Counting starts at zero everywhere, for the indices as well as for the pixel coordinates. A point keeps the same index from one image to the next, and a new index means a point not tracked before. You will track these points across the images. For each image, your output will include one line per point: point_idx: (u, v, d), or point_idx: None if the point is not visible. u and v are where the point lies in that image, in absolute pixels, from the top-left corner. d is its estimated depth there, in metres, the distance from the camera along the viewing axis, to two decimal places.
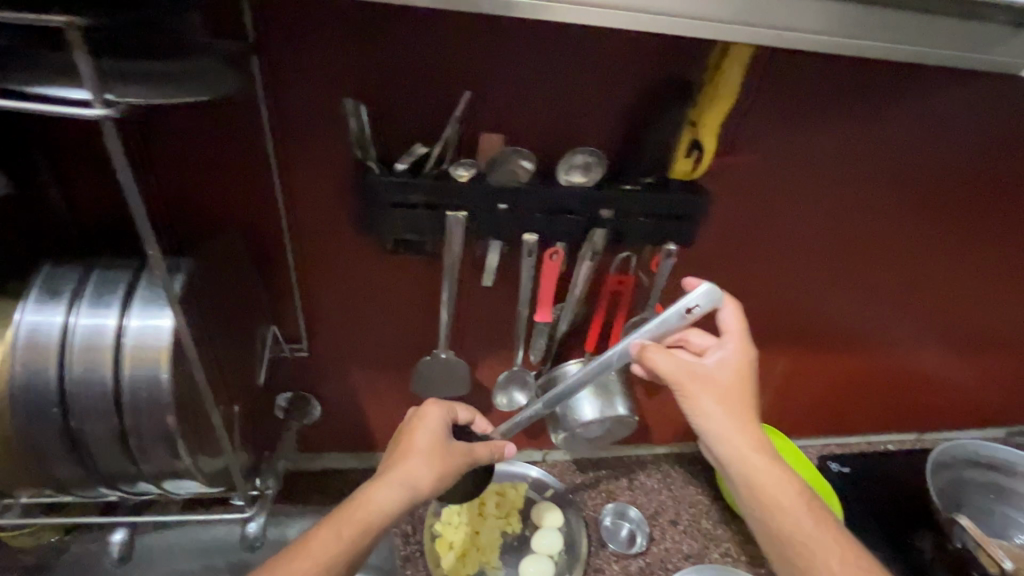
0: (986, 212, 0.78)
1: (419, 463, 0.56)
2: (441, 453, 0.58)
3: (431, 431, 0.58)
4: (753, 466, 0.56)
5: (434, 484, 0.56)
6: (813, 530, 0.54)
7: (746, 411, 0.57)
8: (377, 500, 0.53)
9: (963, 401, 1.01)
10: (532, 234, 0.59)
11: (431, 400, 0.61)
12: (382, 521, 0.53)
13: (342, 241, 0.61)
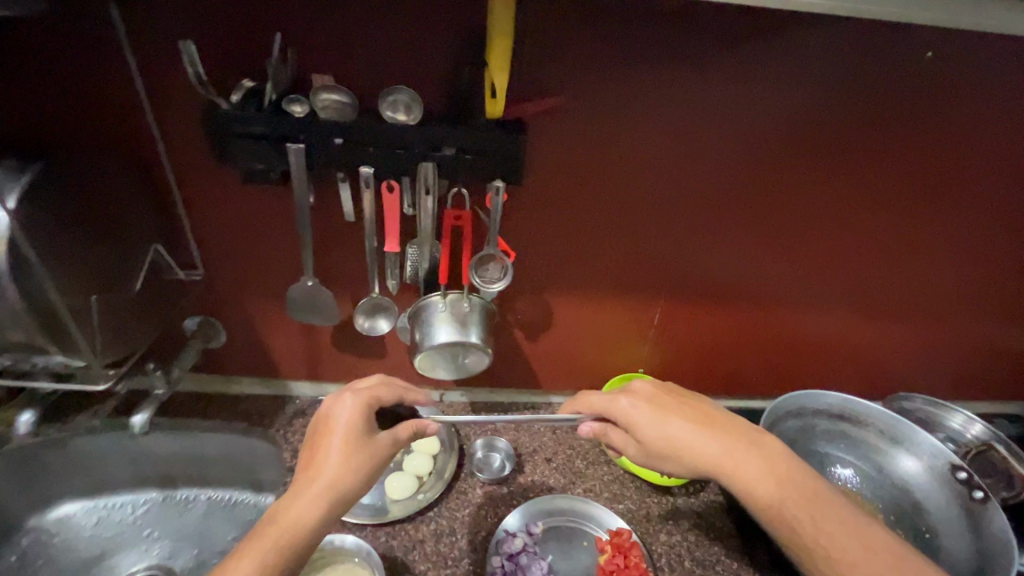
0: (847, 167, 0.80)
1: (341, 466, 0.60)
2: (361, 449, 0.61)
3: (346, 424, 0.62)
4: (728, 461, 0.65)
5: (363, 479, 0.61)
6: (790, 496, 0.62)
7: (678, 428, 0.67)
8: (304, 514, 0.57)
9: (856, 364, 1.03)
10: (367, 168, 0.67)
11: (346, 393, 0.65)
12: (325, 522, 0.58)
13: (213, 173, 0.70)
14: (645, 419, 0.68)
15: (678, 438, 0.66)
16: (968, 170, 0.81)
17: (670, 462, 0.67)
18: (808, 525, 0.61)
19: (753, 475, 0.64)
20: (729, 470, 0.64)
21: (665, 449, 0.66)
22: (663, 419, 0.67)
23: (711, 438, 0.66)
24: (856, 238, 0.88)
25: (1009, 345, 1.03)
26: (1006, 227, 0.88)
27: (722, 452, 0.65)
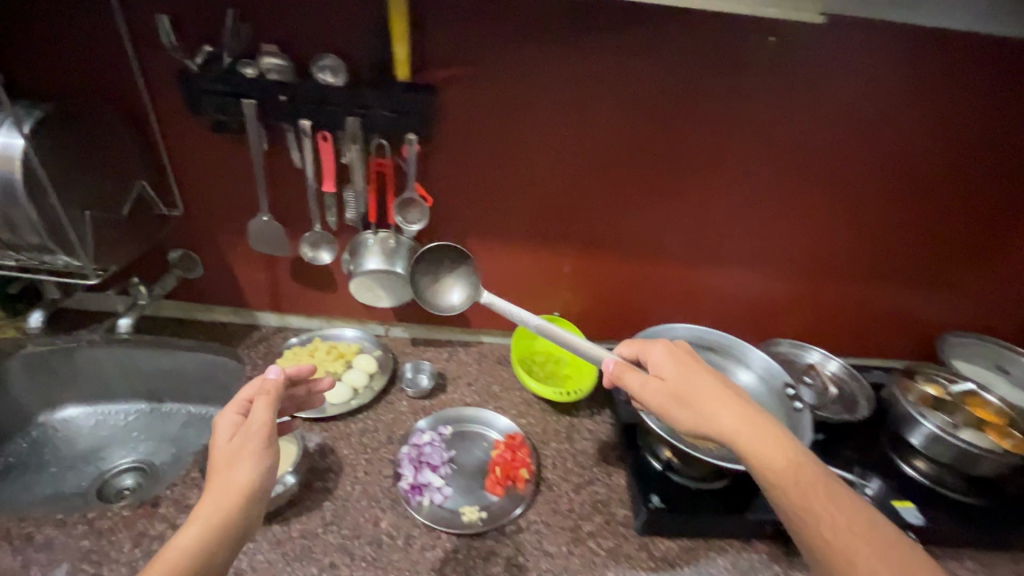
0: (717, 135, 0.94)
1: (222, 473, 0.60)
2: (238, 453, 0.62)
3: (223, 438, 0.63)
4: (744, 423, 0.64)
5: (245, 475, 0.60)
6: (797, 472, 0.61)
7: (702, 383, 0.67)
8: (183, 541, 0.55)
9: (745, 316, 1.19)
10: (305, 121, 0.84)
11: (221, 411, 0.66)
12: (215, 534, 0.56)
13: (188, 125, 0.89)
14: (672, 366, 0.69)
15: (706, 392, 0.66)
16: (824, 140, 0.95)
17: (687, 406, 0.66)
18: (813, 502, 0.60)
19: (766, 445, 0.62)
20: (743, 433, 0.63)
21: (689, 397, 0.66)
22: (696, 373, 0.68)
23: (730, 399, 0.66)
24: (735, 201, 1.02)
25: (888, 306, 1.16)
26: (867, 194, 1.01)
27: (739, 414, 0.65)
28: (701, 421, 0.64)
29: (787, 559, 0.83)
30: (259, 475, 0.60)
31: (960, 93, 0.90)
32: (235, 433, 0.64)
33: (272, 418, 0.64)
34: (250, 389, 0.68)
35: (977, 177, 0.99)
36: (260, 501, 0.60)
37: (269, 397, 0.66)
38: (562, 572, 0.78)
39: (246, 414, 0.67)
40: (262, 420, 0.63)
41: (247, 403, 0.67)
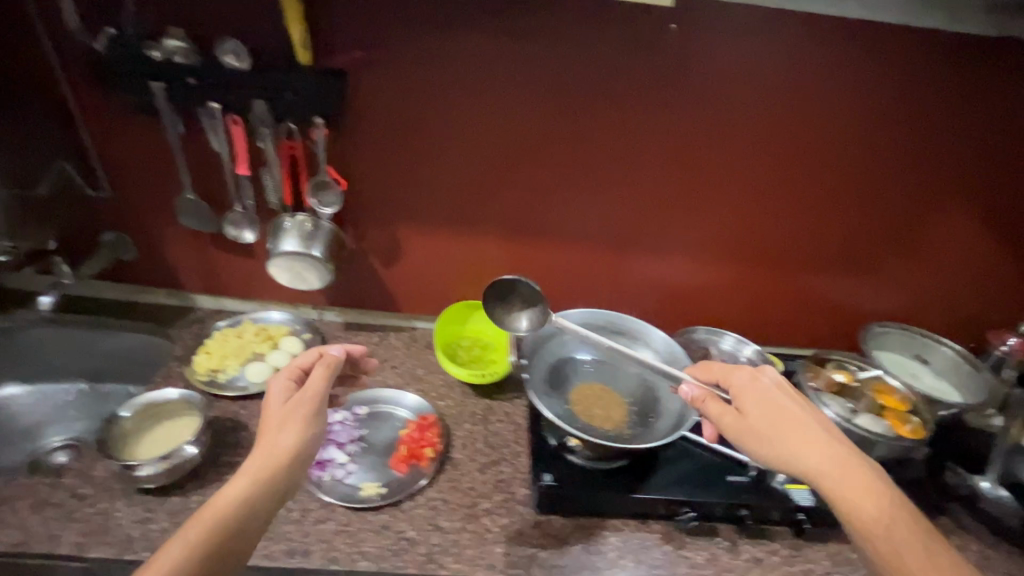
0: (628, 123, 0.97)
1: (271, 436, 0.68)
2: (288, 418, 0.70)
3: (275, 400, 0.72)
4: (821, 456, 0.67)
5: (291, 442, 0.67)
6: (860, 492, 0.64)
7: (786, 414, 0.71)
8: (235, 491, 0.63)
9: (672, 305, 1.20)
10: (214, 103, 0.86)
11: (273, 374, 0.75)
12: (258, 488, 0.64)
13: (106, 106, 0.91)
14: (758, 398, 0.72)
15: (789, 424, 0.69)
16: (731, 128, 0.98)
17: (768, 435, 0.69)
18: (869, 519, 0.62)
19: (852, 484, 0.64)
20: (820, 467, 0.66)
21: (767, 428, 0.70)
22: (781, 404, 0.71)
23: (820, 434, 0.69)
24: (651, 187, 1.05)
25: (813, 296, 1.17)
26: (779, 182, 1.04)
27: (842, 455, 0.67)
28: (786, 449, 0.68)
29: (679, 538, 0.85)
30: (303, 442, 0.68)
31: (853, 81, 0.94)
32: (288, 399, 0.72)
33: (325, 390, 0.74)
34: (308, 359, 0.77)
35: (881, 165, 1.02)
36: (301, 467, 0.68)
37: (327, 369, 0.76)
38: (452, 546, 0.80)
39: (297, 381, 0.75)
40: (316, 389, 0.73)
41: (299, 370, 0.76)
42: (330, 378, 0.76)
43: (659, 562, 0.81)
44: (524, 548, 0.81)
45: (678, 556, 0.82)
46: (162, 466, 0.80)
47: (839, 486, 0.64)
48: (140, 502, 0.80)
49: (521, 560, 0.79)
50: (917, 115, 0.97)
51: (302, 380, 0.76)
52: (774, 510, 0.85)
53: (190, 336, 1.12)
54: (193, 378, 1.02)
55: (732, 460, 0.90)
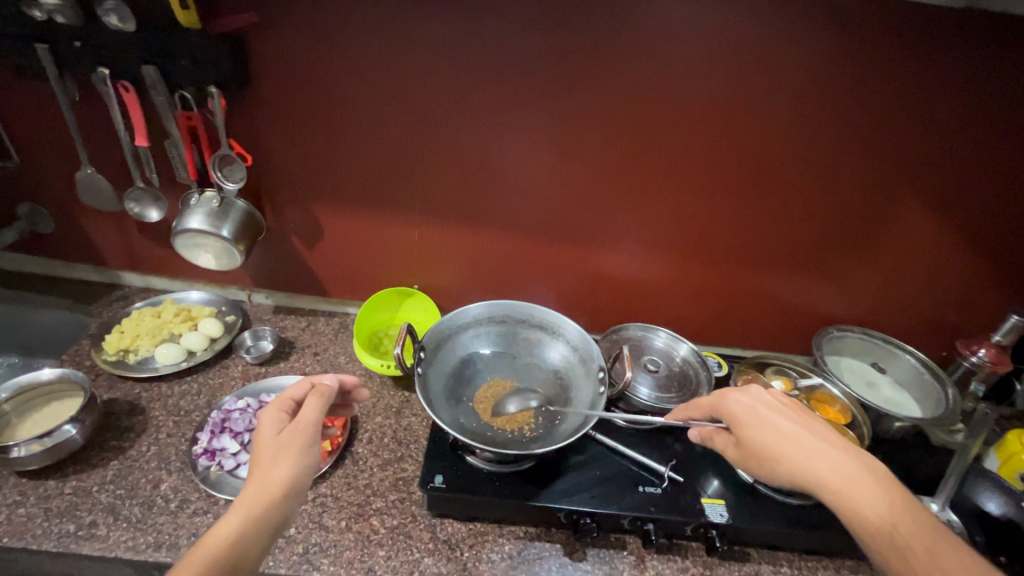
0: (555, 101, 0.89)
1: (264, 469, 0.60)
2: (284, 450, 0.62)
3: (267, 433, 0.64)
4: (822, 469, 0.60)
5: (287, 473, 0.60)
6: (895, 511, 0.56)
7: (772, 429, 0.65)
8: (226, 529, 0.55)
9: (614, 298, 1.14)
10: (102, 68, 0.81)
11: (263, 408, 0.66)
12: (252, 533, 0.56)
13: (1, 71, 0.87)
14: (739, 417, 0.68)
15: (782, 441, 0.64)
16: (668, 110, 0.89)
17: (764, 461, 0.64)
18: (912, 543, 0.54)
19: (860, 495, 0.58)
20: (823, 481, 0.60)
21: (761, 450, 0.65)
22: (769, 418, 0.66)
23: (821, 445, 0.63)
24: (586, 172, 0.97)
25: (763, 294, 1.10)
26: (725, 171, 0.95)
27: (841, 465, 0.60)
28: (782, 471, 0.62)
29: (580, 550, 0.79)
30: (299, 478, 0.60)
31: (808, 62, 0.83)
32: (281, 431, 0.64)
33: (321, 420, 0.66)
34: (300, 389, 0.69)
35: (840, 158, 0.91)
36: (294, 505, 0.60)
37: (322, 398, 0.68)
38: (331, 548, 0.75)
39: (289, 413, 0.67)
40: (312, 418, 0.65)
41: (291, 400, 0.67)
42: (326, 407, 0.68)
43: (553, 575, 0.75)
44: (408, 553, 0.76)
45: (575, 569, 0.76)
46: (38, 447, 0.76)
47: (837, 497, 0.59)
48: (13, 485, 0.77)
49: (402, 565, 0.74)
50: (882, 105, 0.86)
51: (294, 412, 0.68)
52: (685, 525, 0.78)
53: (108, 313, 1.09)
54: (99, 358, 0.97)
55: (647, 469, 0.83)
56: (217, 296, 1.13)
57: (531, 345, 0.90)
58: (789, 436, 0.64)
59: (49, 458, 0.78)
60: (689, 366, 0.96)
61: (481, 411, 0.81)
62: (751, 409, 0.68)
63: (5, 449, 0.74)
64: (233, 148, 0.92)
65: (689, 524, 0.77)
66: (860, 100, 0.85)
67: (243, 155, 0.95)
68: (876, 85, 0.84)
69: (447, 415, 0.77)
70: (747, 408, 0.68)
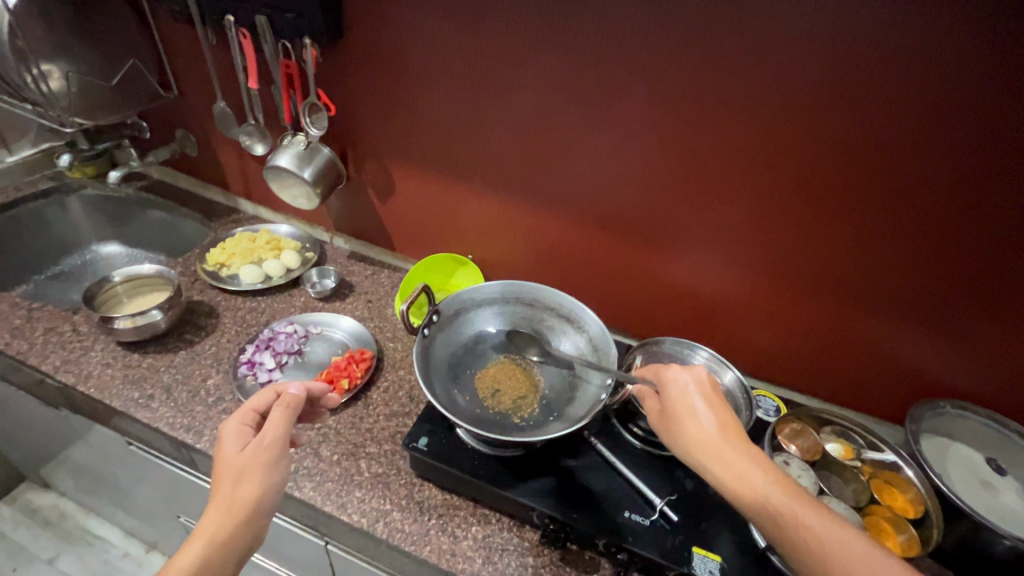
0: (627, 81, 0.81)
1: (225, 489, 0.59)
2: (246, 470, 0.60)
3: (231, 447, 0.62)
4: (722, 466, 0.56)
5: (249, 497, 0.58)
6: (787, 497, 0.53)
7: (691, 404, 0.61)
8: (187, 557, 0.54)
9: (671, 308, 1.04)
10: (229, 16, 0.93)
11: (225, 419, 0.64)
12: (219, 551, 0.56)
13: (167, 15, 1.05)
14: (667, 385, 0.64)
15: (692, 415, 0.60)
16: (760, 103, 0.75)
17: (674, 430, 0.61)
18: (791, 529, 0.51)
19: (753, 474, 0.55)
20: (718, 459, 0.57)
21: (676, 414, 0.61)
22: (692, 392, 0.62)
23: (733, 442, 0.58)
24: (650, 164, 0.88)
25: (855, 340, 0.90)
26: (826, 185, 0.78)
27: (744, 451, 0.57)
28: (687, 441, 0.59)
29: (546, 556, 0.74)
30: (264, 495, 0.59)
31: (966, 58, 0.63)
32: (244, 446, 0.62)
33: (286, 434, 0.63)
34: (263, 400, 0.66)
35: (996, 190, 0.69)
36: (265, 518, 0.60)
37: (286, 411, 0.64)
38: (317, 474, 0.81)
39: (254, 425, 0.65)
40: (277, 433, 0.62)
41: (254, 412, 0.65)
42: (292, 418, 0.65)
43: (509, 571, 0.72)
44: (381, 502, 0.78)
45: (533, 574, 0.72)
46: (130, 323, 0.92)
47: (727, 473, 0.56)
48: (111, 350, 0.95)
49: (371, 512, 0.77)
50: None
51: (258, 424, 0.66)
52: (665, 569, 0.69)
53: (221, 230, 1.28)
54: (201, 266, 1.15)
55: (641, 495, 0.75)
56: (305, 233, 1.26)
57: (552, 334, 0.86)
58: (700, 412, 0.60)
59: (139, 335, 0.94)
60: (731, 399, 0.84)
61: (483, 384, 0.80)
62: (678, 378, 0.64)
63: (111, 319, 0.92)
64: (320, 99, 1.01)
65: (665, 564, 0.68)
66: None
67: (330, 106, 1.03)
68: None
69: (443, 381, 0.78)
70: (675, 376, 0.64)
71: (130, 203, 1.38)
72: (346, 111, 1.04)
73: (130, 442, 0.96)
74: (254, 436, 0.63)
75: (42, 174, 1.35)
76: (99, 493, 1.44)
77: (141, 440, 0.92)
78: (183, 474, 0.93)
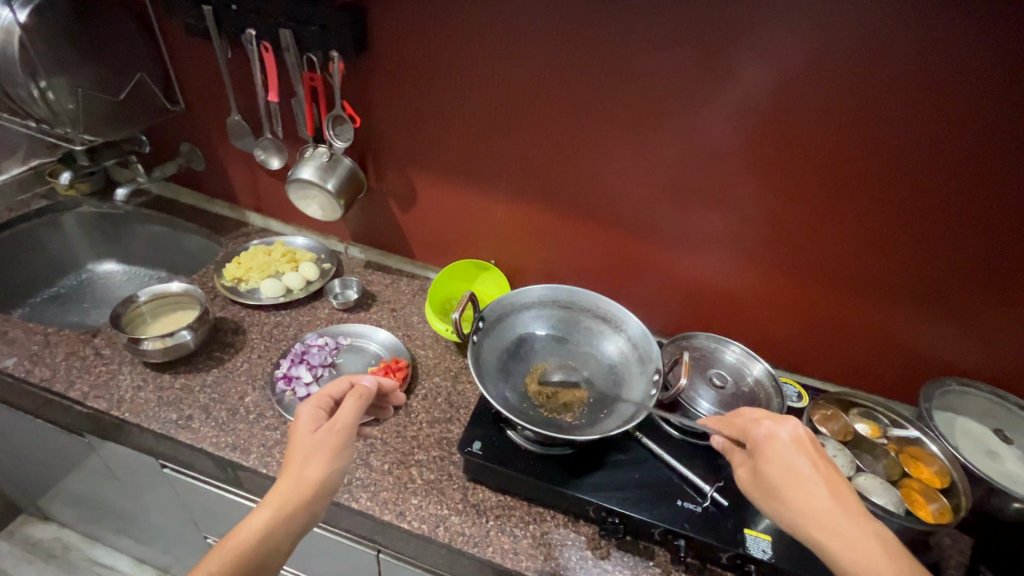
0: (654, 90, 0.84)
1: (295, 465, 0.61)
2: (317, 448, 0.63)
3: (305, 426, 0.65)
4: (843, 541, 0.52)
5: (318, 473, 0.61)
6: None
7: (792, 466, 0.58)
8: (255, 522, 0.57)
9: (692, 306, 1.08)
10: (250, 29, 0.93)
11: (302, 402, 0.68)
12: (282, 520, 0.58)
13: (177, 28, 1.04)
14: (768, 444, 0.60)
15: (795, 479, 0.57)
16: (785, 110, 0.79)
17: (774, 495, 0.58)
18: None
19: (865, 550, 0.51)
20: (826, 532, 0.53)
21: (774, 478, 0.58)
22: (794, 454, 0.59)
23: (847, 511, 0.54)
24: (676, 168, 0.91)
25: (869, 329, 0.97)
26: (845, 186, 0.83)
27: (850, 523, 0.53)
28: (790, 509, 0.56)
29: (604, 548, 0.77)
30: (331, 474, 0.62)
31: (975, 67, 0.69)
32: (317, 428, 0.65)
33: (356, 422, 0.66)
34: (339, 388, 0.71)
35: (1000, 186, 0.75)
36: (326, 499, 0.62)
37: (358, 400, 0.68)
38: (371, 484, 0.82)
39: (326, 412, 0.68)
40: (348, 421, 0.66)
41: (329, 399, 0.69)
42: (361, 410, 0.68)
43: (571, 565, 0.75)
44: (438, 508, 0.80)
45: (594, 565, 0.75)
46: (161, 344, 0.90)
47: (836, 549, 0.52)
48: (140, 371, 0.93)
49: (430, 517, 0.78)
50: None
51: (332, 410, 0.69)
52: (720, 551, 0.73)
53: (232, 244, 1.26)
54: (219, 281, 1.14)
55: (690, 484, 0.79)
56: (320, 244, 1.25)
57: (590, 334, 0.89)
58: (803, 474, 0.57)
59: (168, 355, 0.92)
60: (761, 388, 0.89)
61: (530, 386, 0.83)
62: (778, 435, 0.61)
63: (139, 341, 0.90)
64: (345, 110, 1.01)
65: (721, 547, 0.72)
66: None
67: (353, 117, 1.03)
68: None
69: (494, 385, 0.80)
70: (774, 433, 0.61)
71: (129, 219, 1.33)
72: (367, 122, 1.04)
73: (163, 464, 0.94)
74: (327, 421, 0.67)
75: (35, 192, 1.30)
76: (107, 523, 1.39)
77: (176, 462, 0.91)
78: (224, 494, 0.92)
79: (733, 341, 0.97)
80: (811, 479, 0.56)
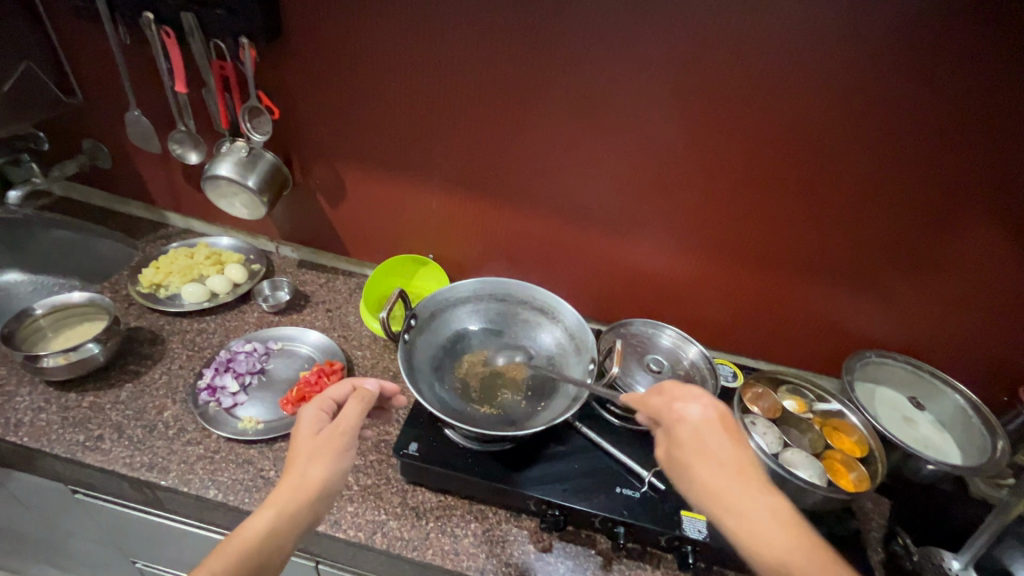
0: (580, 77, 0.83)
1: (299, 466, 0.58)
2: (320, 450, 0.59)
3: (307, 428, 0.61)
4: (732, 515, 0.53)
5: (321, 473, 0.57)
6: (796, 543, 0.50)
7: (699, 448, 0.58)
8: (257, 523, 0.53)
9: (632, 294, 1.08)
10: (148, 13, 0.86)
11: (305, 403, 0.64)
12: (286, 522, 0.54)
13: (66, 12, 0.94)
14: (684, 427, 0.59)
15: (699, 459, 0.57)
16: (709, 97, 0.80)
17: (682, 473, 0.58)
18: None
19: (760, 523, 0.52)
20: (723, 510, 0.54)
21: (682, 460, 0.58)
22: (702, 439, 0.58)
23: (743, 488, 0.54)
24: (606, 155, 0.90)
25: (797, 309, 1.00)
26: (769, 169, 0.85)
27: (748, 501, 0.53)
28: (697, 489, 0.56)
29: (547, 541, 0.76)
30: (335, 477, 0.58)
31: (882, 50, 0.70)
32: (319, 430, 0.61)
33: (360, 425, 0.62)
34: (340, 390, 0.66)
35: (911, 167, 0.79)
36: (328, 502, 0.58)
37: (361, 403, 0.64)
38: None
39: (330, 415, 0.64)
40: (350, 423, 0.62)
41: (333, 402, 0.65)
42: (364, 413, 0.64)
43: (514, 561, 0.74)
44: (375, 514, 0.77)
45: (537, 560, 0.74)
46: (63, 360, 0.83)
47: (734, 524, 0.53)
48: (41, 392, 0.86)
49: (367, 524, 0.76)
50: (972, 108, 0.72)
51: (335, 413, 0.65)
52: (659, 535, 0.74)
53: (149, 248, 1.17)
54: (134, 289, 1.05)
55: (630, 471, 0.80)
56: (248, 245, 1.19)
57: (528, 328, 0.89)
58: (712, 453, 0.57)
59: (74, 372, 0.85)
60: (696, 370, 0.91)
61: (467, 385, 0.81)
62: (694, 414, 0.60)
63: (37, 358, 0.82)
64: (261, 101, 0.95)
65: (658, 531, 0.73)
66: (947, 98, 0.72)
67: (271, 109, 0.97)
68: (963, 84, 0.70)
69: (428, 385, 0.78)
70: (687, 413, 0.60)
71: (32, 224, 1.19)
72: (287, 114, 0.98)
73: (74, 490, 0.87)
74: (330, 423, 0.63)
75: None
76: (22, 555, 1.27)
77: (88, 487, 0.84)
78: (146, 516, 0.86)
79: (669, 326, 0.99)
80: (712, 459, 0.56)
